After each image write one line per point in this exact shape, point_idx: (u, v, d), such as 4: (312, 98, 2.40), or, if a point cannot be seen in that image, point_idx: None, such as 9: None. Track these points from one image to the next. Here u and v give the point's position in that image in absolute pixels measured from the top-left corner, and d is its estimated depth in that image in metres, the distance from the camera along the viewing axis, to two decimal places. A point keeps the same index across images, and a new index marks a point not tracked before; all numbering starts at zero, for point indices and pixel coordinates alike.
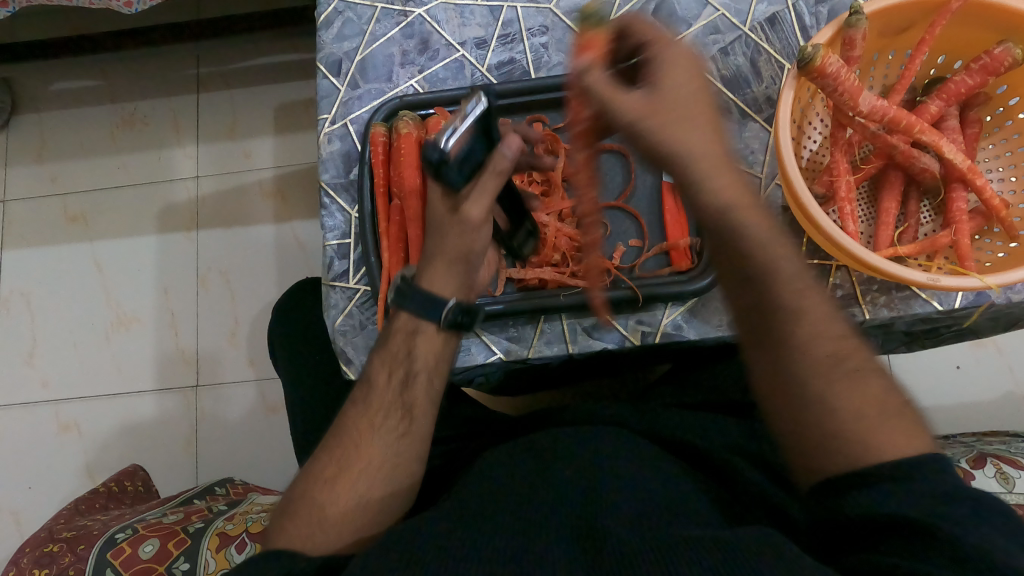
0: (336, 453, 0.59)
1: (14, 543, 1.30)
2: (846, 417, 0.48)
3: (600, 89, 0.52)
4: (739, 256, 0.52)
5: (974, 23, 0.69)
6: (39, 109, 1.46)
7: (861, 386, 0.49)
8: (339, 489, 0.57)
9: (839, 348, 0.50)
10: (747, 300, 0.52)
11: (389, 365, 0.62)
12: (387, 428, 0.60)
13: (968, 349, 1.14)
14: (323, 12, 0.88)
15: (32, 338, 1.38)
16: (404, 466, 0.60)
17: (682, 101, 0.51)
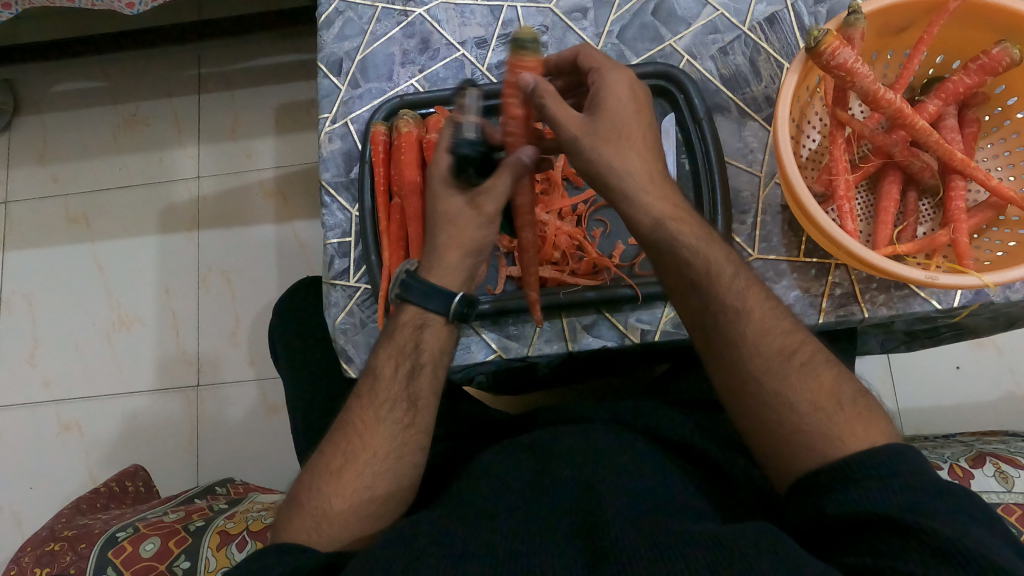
0: (341, 446, 0.59)
1: (14, 543, 1.30)
2: (802, 409, 0.51)
3: (550, 105, 0.58)
4: (683, 263, 0.57)
5: (972, 23, 0.69)
6: (41, 109, 1.47)
7: (812, 378, 0.52)
8: (344, 481, 0.57)
9: (786, 345, 0.54)
10: (695, 305, 0.57)
11: (395, 357, 0.62)
12: (391, 420, 0.59)
13: (968, 349, 1.15)
14: (324, 12, 0.89)
15: (33, 338, 1.39)
16: (408, 457, 0.59)
17: (622, 122, 0.58)
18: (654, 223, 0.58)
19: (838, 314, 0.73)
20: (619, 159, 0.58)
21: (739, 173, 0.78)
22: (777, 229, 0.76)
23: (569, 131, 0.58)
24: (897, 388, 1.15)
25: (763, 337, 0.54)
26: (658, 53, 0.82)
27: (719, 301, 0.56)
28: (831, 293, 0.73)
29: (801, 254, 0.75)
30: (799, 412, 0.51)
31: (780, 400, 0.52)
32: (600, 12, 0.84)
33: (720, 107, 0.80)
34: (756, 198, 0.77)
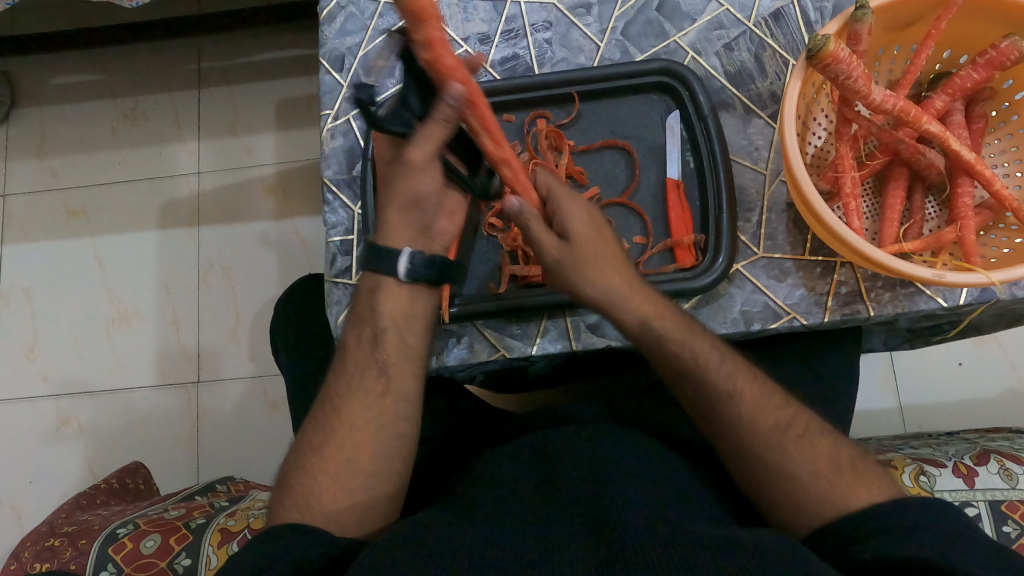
0: (321, 423, 0.60)
1: (15, 538, 1.30)
2: (806, 480, 0.52)
3: (532, 228, 0.61)
4: (673, 355, 0.60)
5: (979, 17, 0.68)
6: (39, 103, 1.46)
7: (809, 448, 0.54)
8: (328, 456, 0.58)
9: (783, 419, 0.55)
10: (692, 390, 0.59)
11: (358, 326, 0.63)
12: (367, 389, 0.60)
13: (971, 345, 1.14)
14: (325, 7, 0.88)
15: (33, 333, 1.38)
16: (390, 427, 0.60)
17: (593, 247, 0.61)
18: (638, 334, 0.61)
19: (843, 313, 0.73)
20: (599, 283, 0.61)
21: (744, 171, 0.78)
22: (782, 227, 0.76)
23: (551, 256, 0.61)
24: (900, 385, 1.15)
25: (753, 414, 0.56)
26: (662, 49, 0.82)
27: (710, 391, 0.58)
28: (836, 291, 0.73)
29: (806, 252, 0.75)
30: (795, 477, 0.53)
31: (775, 469, 0.53)
32: (604, 8, 0.83)
33: (725, 104, 0.80)
34: (761, 196, 0.77)
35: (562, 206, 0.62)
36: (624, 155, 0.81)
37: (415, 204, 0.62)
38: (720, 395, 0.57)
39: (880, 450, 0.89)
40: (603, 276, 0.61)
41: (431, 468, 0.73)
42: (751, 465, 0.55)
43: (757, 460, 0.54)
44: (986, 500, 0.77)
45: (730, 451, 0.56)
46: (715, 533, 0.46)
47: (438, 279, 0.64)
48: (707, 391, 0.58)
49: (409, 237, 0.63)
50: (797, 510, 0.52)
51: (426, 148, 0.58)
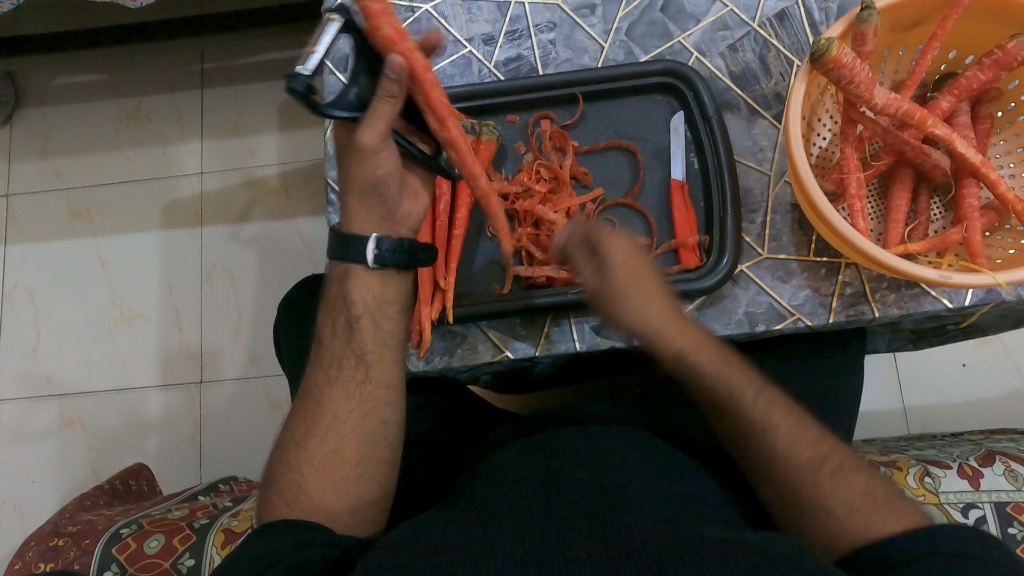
0: (305, 418, 0.63)
1: (18, 538, 1.30)
2: (840, 513, 0.51)
3: (577, 258, 0.65)
4: (712, 389, 0.61)
5: (986, 17, 0.68)
6: (43, 104, 1.46)
7: (844, 479, 0.53)
8: (312, 448, 0.61)
9: (815, 450, 0.55)
10: (729, 424, 0.60)
11: (333, 316, 0.66)
12: (345, 378, 0.64)
13: (975, 346, 1.14)
14: (329, 8, 0.88)
15: (36, 333, 1.38)
16: (372, 415, 0.64)
17: (637, 279, 0.63)
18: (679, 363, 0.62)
19: (848, 314, 0.72)
20: (637, 313, 0.62)
21: (748, 172, 0.78)
22: (786, 228, 0.76)
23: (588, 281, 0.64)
24: (904, 386, 1.15)
25: (790, 448, 0.56)
26: (667, 49, 0.82)
27: (749, 425, 0.58)
28: (841, 293, 0.73)
29: (810, 253, 0.74)
30: (831, 511, 0.52)
31: (809, 500, 0.53)
32: (608, 9, 0.83)
33: (730, 105, 0.80)
34: (765, 197, 0.77)
35: (602, 239, 0.63)
36: (628, 156, 0.81)
37: (373, 189, 0.63)
38: (756, 427, 0.57)
39: (885, 452, 0.89)
40: (643, 309, 0.62)
41: (435, 471, 0.73)
42: (782, 492, 0.55)
43: (792, 492, 0.54)
44: (992, 501, 0.77)
45: (767, 482, 0.56)
46: (719, 536, 0.46)
47: (405, 262, 0.66)
48: (746, 426, 0.58)
49: (374, 225, 0.65)
50: (821, 533, 0.52)
51: (377, 130, 0.58)
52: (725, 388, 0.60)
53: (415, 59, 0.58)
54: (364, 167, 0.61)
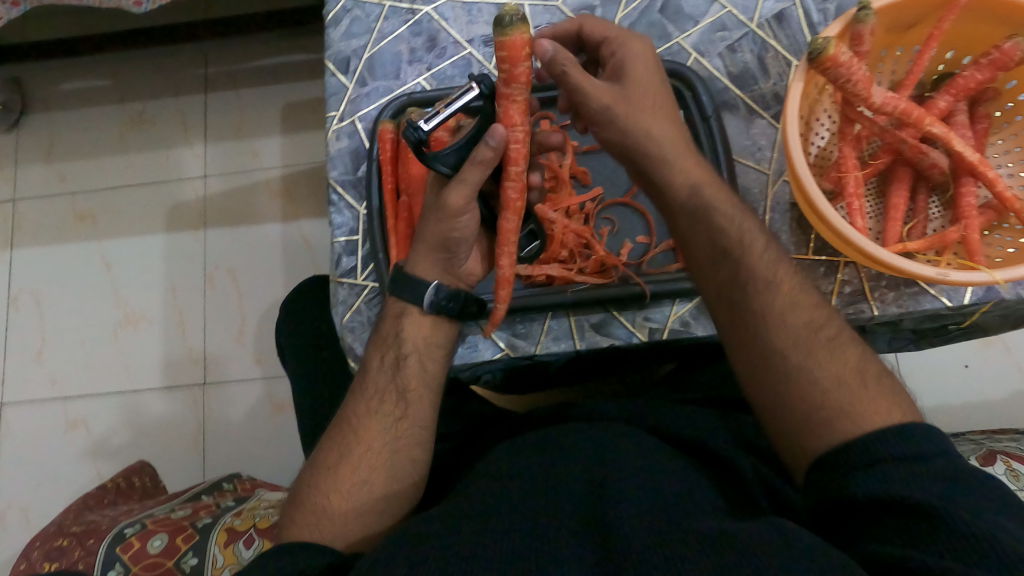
0: (338, 443, 0.62)
1: (23, 539, 1.30)
2: (824, 385, 0.51)
3: (573, 73, 0.58)
4: (715, 231, 0.59)
5: (982, 17, 0.69)
6: (49, 109, 1.47)
7: (838, 353, 0.53)
8: (342, 477, 0.60)
9: (813, 317, 0.54)
10: (726, 273, 0.58)
11: (381, 350, 0.66)
12: (384, 413, 0.63)
13: (976, 348, 1.14)
14: (330, 11, 0.89)
15: (41, 335, 1.39)
16: (406, 451, 0.62)
17: (648, 93, 0.61)
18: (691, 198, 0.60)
19: (847, 313, 0.73)
20: (647, 126, 0.59)
21: (747, 171, 0.78)
22: (786, 227, 0.76)
23: (601, 87, 0.59)
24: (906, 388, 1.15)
25: (786, 309, 0.55)
26: (665, 50, 0.82)
27: (746, 274, 0.57)
28: (840, 291, 0.73)
29: (810, 251, 0.75)
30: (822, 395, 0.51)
31: (795, 373, 0.52)
32: (608, 10, 0.84)
33: (729, 105, 0.80)
34: (764, 196, 0.77)
35: (618, 53, 0.62)
36: None
37: (444, 247, 0.63)
38: (754, 281, 0.56)
39: None
40: (651, 130, 0.59)
41: (436, 468, 0.73)
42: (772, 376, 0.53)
43: (785, 364, 0.53)
44: None
45: (759, 333, 0.54)
46: (718, 528, 0.46)
47: (458, 311, 0.67)
48: (744, 277, 0.57)
49: (437, 272, 0.65)
50: (809, 424, 0.51)
51: (463, 192, 0.58)
52: (727, 231, 0.58)
53: (519, 146, 0.61)
54: (441, 227, 0.61)
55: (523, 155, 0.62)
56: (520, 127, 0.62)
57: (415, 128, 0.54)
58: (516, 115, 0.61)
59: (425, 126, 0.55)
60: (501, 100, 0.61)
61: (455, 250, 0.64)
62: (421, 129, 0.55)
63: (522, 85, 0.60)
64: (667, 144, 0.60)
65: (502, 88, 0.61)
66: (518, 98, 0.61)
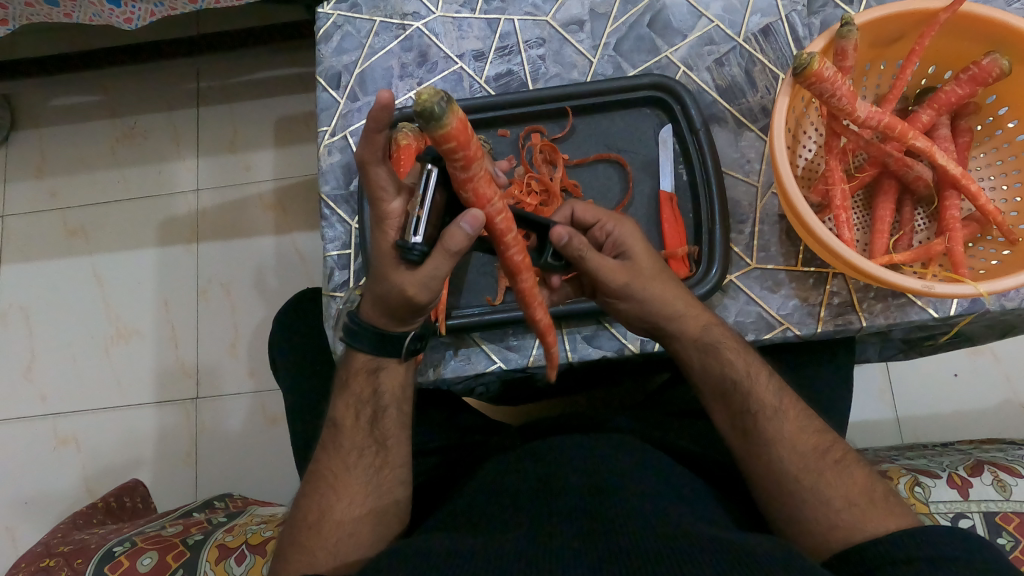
0: (317, 498, 0.62)
1: (10, 558, 1.28)
2: (837, 505, 0.55)
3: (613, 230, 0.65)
4: (725, 365, 0.63)
5: (961, 34, 0.70)
6: (40, 124, 1.47)
7: (846, 476, 0.56)
8: (326, 532, 0.60)
9: (820, 441, 0.59)
10: (739, 404, 0.61)
11: (355, 405, 0.64)
12: (363, 465, 0.63)
13: (965, 356, 1.15)
14: (322, 27, 0.89)
15: (30, 353, 1.38)
16: (389, 494, 0.63)
17: (647, 271, 0.63)
18: (700, 340, 0.64)
19: (836, 323, 0.73)
20: (655, 302, 0.63)
21: (736, 184, 0.79)
22: (774, 238, 0.77)
23: (618, 283, 0.62)
24: (896, 397, 1.16)
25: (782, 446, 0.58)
26: (654, 64, 0.83)
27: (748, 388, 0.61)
28: (829, 302, 0.74)
29: (799, 263, 0.75)
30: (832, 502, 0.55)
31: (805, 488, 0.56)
32: (597, 25, 0.85)
33: (717, 118, 0.81)
34: (754, 208, 0.78)
35: (608, 226, 0.65)
36: (617, 168, 0.82)
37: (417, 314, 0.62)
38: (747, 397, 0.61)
39: (876, 462, 0.89)
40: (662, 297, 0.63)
41: (428, 483, 0.73)
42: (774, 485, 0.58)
43: (790, 464, 0.57)
44: (981, 512, 0.77)
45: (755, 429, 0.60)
46: (710, 540, 0.46)
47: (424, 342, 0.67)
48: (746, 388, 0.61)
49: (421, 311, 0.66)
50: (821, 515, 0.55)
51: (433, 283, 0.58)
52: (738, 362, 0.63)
53: (505, 214, 0.59)
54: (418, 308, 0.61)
55: (510, 223, 0.59)
56: (495, 198, 0.57)
57: (410, 245, 0.55)
58: (487, 191, 0.56)
59: (419, 238, 0.55)
60: (467, 185, 0.55)
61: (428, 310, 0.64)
62: (417, 240, 0.55)
63: (479, 162, 0.54)
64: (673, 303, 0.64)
65: (461, 174, 0.54)
66: (478, 177, 0.55)
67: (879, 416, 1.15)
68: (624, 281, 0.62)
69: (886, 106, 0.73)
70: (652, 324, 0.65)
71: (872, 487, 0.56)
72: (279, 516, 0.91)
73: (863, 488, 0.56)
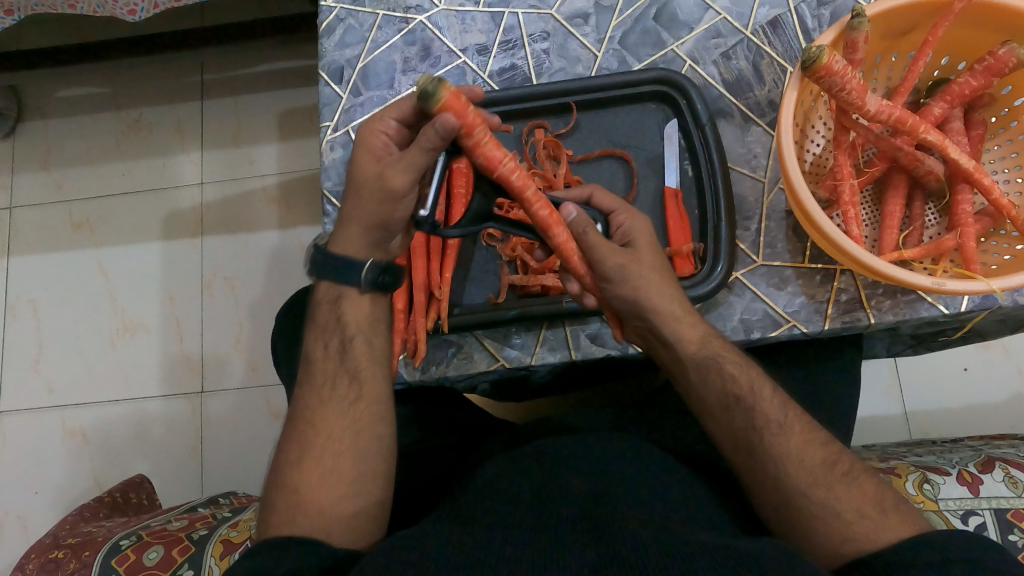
0: (295, 438, 0.59)
1: (21, 548, 1.30)
2: (849, 518, 0.52)
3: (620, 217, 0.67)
4: (726, 380, 0.61)
5: (976, 24, 0.69)
6: (46, 116, 1.47)
7: (854, 485, 0.54)
8: (306, 470, 0.57)
9: (827, 455, 0.56)
10: (740, 422, 0.59)
11: (322, 336, 0.62)
12: (339, 398, 0.60)
13: (975, 350, 1.14)
14: (325, 20, 0.88)
15: (38, 344, 1.39)
16: (367, 431, 0.59)
17: (647, 259, 0.63)
18: (696, 357, 0.62)
19: (843, 321, 0.72)
20: (646, 293, 0.62)
21: (743, 179, 0.78)
22: (781, 235, 0.76)
23: (612, 263, 0.61)
24: (905, 392, 1.15)
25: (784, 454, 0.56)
26: (660, 58, 0.82)
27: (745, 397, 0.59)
28: (836, 299, 0.73)
29: (805, 260, 0.74)
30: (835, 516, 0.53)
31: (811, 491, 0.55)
32: (601, 18, 0.84)
33: (723, 112, 0.80)
34: (760, 204, 0.77)
35: (624, 216, 0.66)
36: (622, 165, 0.81)
37: (380, 227, 0.60)
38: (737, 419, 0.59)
39: (883, 459, 0.88)
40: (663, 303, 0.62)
41: (429, 479, 0.73)
42: (773, 492, 0.56)
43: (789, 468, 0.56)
44: (992, 508, 0.76)
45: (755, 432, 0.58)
46: (710, 544, 0.46)
47: (392, 283, 0.63)
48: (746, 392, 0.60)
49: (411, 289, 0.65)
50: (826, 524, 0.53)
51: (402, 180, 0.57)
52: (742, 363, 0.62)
53: (519, 175, 0.59)
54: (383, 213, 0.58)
55: (526, 179, 0.59)
56: (506, 159, 0.58)
57: (420, 218, 0.60)
58: (496, 154, 0.57)
59: (425, 212, 0.60)
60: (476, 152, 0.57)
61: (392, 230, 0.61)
62: (426, 214, 0.60)
63: (483, 129, 0.55)
64: (679, 303, 0.63)
65: (467, 142, 0.56)
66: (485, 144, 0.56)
67: (885, 412, 1.14)
68: (618, 261, 0.62)
69: (898, 100, 0.72)
70: (641, 316, 0.63)
71: (881, 495, 0.53)
72: None
73: (872, 498, 0.53)
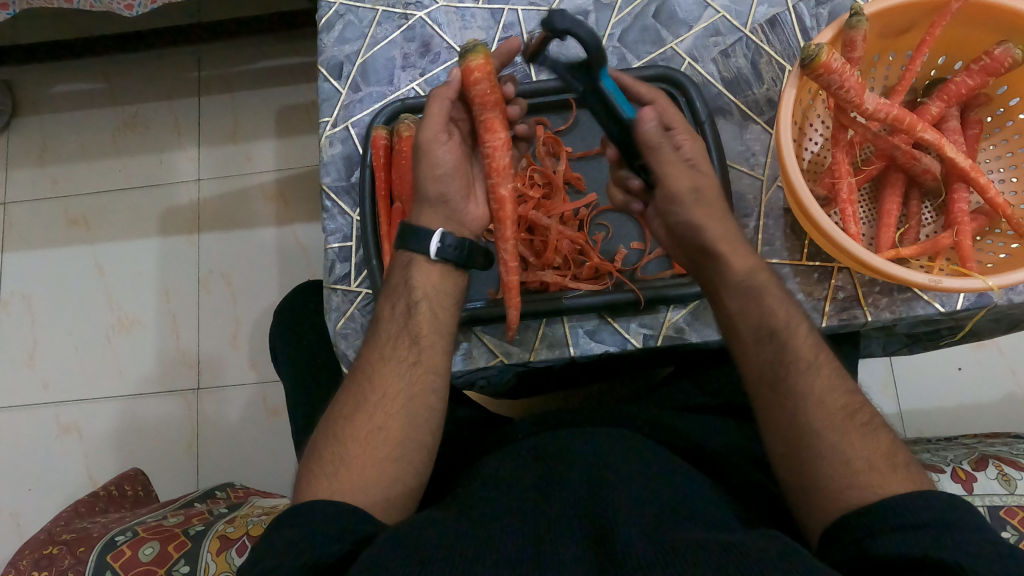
0: (354, 393, 0.62)
1: (14, 545, 1.29)
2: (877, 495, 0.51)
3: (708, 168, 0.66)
4: (767, 311, 0.61)
5: (973, 23, 0.69)
6: (40, 111, 1.46)
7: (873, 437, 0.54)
8: (359, 425, 0.60)
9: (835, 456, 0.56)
10: (773, 353, 0.60)
11: (392, 299, 0.67)
12: (397, 359, 0.63)
13: (971, 349, 1.14)
14: (324, 15, 0.88)
15: (33, 341, 1.38)
16: (421, 399, 0.62)
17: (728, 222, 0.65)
18: (757, 275, 0.63)
19: (840, 318, 0.73)
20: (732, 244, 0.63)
21: (741, 176, 0.78)
22: (779, 232, 0.76)
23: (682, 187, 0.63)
24: (900, 391, 1.15)
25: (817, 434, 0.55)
26: (660, 55, 0.82)
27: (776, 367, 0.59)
28: (833, 296, 0.73)
29: (804, 257, 0.75)
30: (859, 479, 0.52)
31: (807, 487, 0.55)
32: (601, 15, 0.84)
33: (723, 110, 0.80)
34: (759, 201, 0.77)
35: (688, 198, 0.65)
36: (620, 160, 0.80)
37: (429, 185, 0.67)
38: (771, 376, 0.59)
39: None
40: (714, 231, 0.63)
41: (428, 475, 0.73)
42: (793, 463, 0.56)
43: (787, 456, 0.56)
44: (986, 505, 0.76)
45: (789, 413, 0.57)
46: (711, 539, 0.46)
47: (465, 263, 0.67)
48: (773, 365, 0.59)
49: (437, 278, 0.67)
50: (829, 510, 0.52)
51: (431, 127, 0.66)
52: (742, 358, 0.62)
53: (497, 157, 0.69)
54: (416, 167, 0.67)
55: (502, 160, 0.69)
56: (500, 136, 0.68)
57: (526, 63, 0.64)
58: (490, 132, 0.68)
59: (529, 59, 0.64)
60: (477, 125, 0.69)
61: (447, 190, 0.67)
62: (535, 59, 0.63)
63: (493, 108, 0.68)
64: None
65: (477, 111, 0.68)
66: (483, 117, 0.68)
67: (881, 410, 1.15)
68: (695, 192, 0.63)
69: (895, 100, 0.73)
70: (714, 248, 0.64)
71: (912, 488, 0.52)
72: (279, 508, 0.91)
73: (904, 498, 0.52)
